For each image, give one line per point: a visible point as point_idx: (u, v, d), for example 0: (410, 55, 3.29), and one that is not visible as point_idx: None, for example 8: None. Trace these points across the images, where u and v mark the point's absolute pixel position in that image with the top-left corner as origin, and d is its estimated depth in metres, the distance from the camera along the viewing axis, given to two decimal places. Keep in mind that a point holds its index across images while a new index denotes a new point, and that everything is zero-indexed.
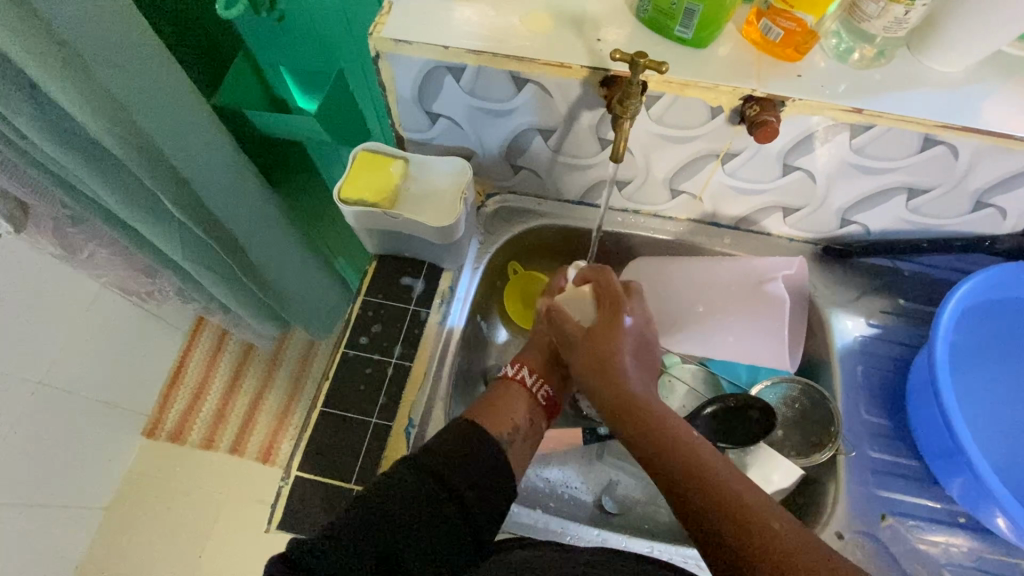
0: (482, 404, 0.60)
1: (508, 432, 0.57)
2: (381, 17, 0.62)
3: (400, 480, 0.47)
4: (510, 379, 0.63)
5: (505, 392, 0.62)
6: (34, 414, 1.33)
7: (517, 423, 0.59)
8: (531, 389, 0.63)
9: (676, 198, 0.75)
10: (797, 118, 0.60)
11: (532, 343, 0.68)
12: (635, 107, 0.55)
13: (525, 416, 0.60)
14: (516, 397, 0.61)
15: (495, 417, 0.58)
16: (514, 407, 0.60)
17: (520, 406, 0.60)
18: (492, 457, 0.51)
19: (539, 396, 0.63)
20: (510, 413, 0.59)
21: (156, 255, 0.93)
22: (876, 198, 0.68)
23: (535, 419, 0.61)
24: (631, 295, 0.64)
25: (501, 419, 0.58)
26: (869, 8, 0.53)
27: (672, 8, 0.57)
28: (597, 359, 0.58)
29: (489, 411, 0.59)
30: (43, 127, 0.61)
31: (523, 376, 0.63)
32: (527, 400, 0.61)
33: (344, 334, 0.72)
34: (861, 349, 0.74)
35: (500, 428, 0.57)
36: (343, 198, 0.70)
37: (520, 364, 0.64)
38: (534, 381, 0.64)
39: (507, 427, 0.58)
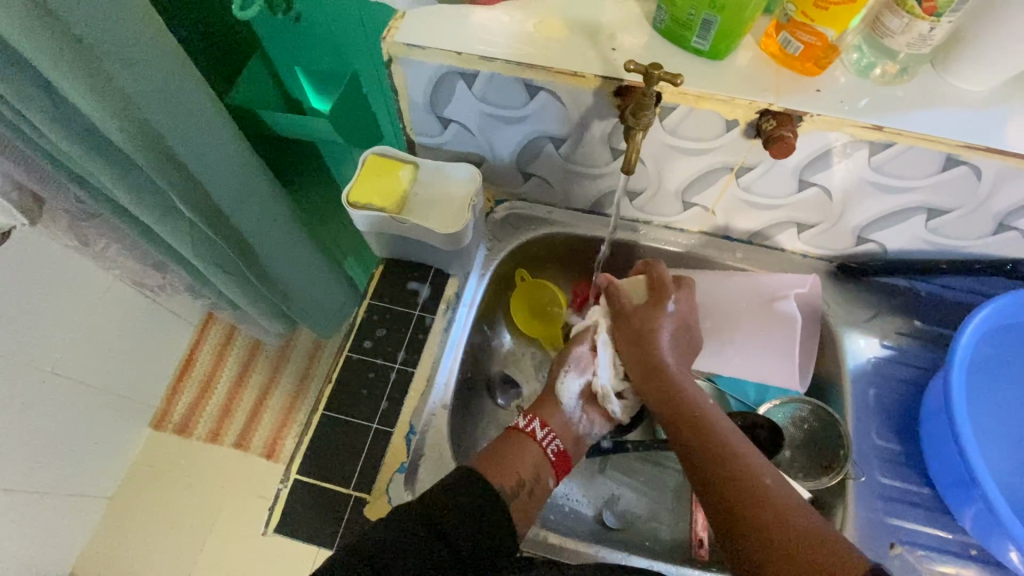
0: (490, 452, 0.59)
1: (513, 488, 0.56)
2: (395, 21, 0.62)
3: (400, 516, 0.51)
4: (519, 432, 0.62)
5: (516, 445, 0.60)
6: (43, 403, 1.35)
7: (522, 477, 0.58)
8: (540, 441, 0.61)
9: (689, 210, 0.74)
10: (814, 133, 0.58)
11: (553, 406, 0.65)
12: (648, 119, 0.54)
13: (530, 469, 0.59)
14: (524, 453, 0.59)
15: (500, 470, 0.57)
16: (522, 458, 0.59)
17: (526, 461, 0.59)
18: (481, 496, 0.54)
19: (546, 453, 0.61)
20: (513, 467, 0.58)
21: (167, 251, 0.94)
22: (894, 217, 0.66)
23: (541, 475, 0.59)
24: (679, 286, 0.67)
25: (507, 471, 0.57)
26: (892, 23, 0.52)
27: (689, 18, 0.56)
28: (636, 340, 0.64)
29: (498, 468, 0.57)
30: (55, 122, 0.61)
31: (532, 427, 0.62)
32: (535, 457, 0.60)
33: (348, 338, 0.72)
34: (874, 371, 0.72)
35: (505, 482, 0.56)
36: (352, 201, 0.70)
37: (531, 415, 0.63)
38: (544, 437, 0.62)
39: (511, 483, 0.57)
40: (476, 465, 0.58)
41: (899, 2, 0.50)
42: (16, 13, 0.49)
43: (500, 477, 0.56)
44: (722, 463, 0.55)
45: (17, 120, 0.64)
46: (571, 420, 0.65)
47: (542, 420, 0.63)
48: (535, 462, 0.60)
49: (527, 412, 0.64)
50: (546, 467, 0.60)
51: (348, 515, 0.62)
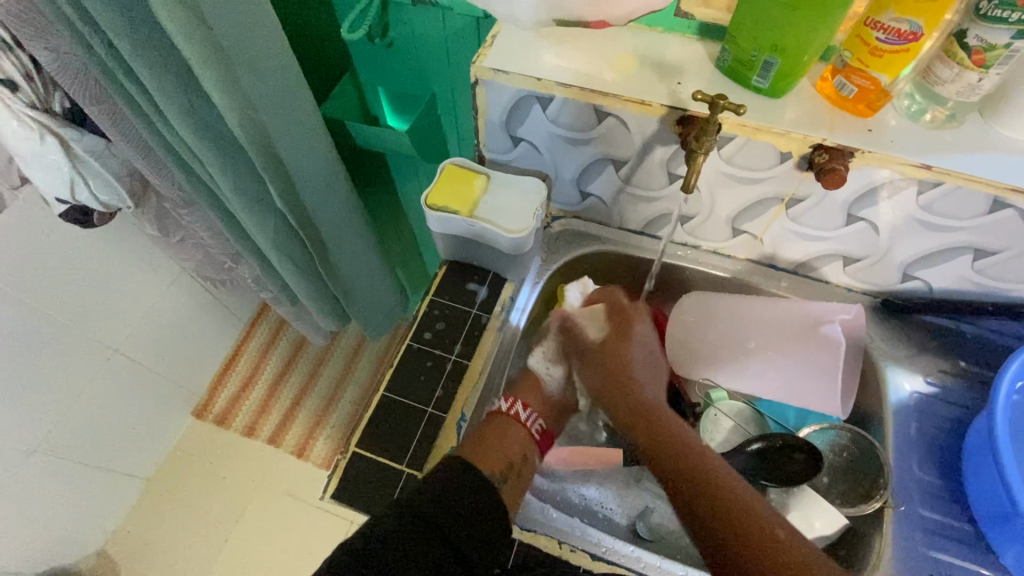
0: (477, 435, 0.63)
1: (499, 474, 0.59)
2: (484, 48, 0.70)
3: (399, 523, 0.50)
4: (504, 415, 0.66)
5: (500, 429, 0.64)
6: (104, 379, 1.44)
7: (511, 460, 0.61)
8: (526, 425, 0.66)
9: (737, 237, 0.78)
10: (865, 169, 0.63)
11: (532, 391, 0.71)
12: (710, 143, 0.59)
13: (518, 451, 0.63)
14: (504, 436, 0.64)
15: (485, 457, 0.60)
16: (504, 446, 0.63)
17: (510, 442, 0.63)
18: (481, 484, 0.56)
19: (530, 431, 0.65)
20: (499, 450, 0.62)
21: (246, 242, 1.03)
22: (940, 256, 0.69)
23: (528, 456, 0.64)
24: (639, 311, 0.73)
25: (495, 452, 0.61)
26: (942, 73, 0.57)
27: (751, 59, 0.62)
28: (609, 376, 0.68)
29: (489, 449, 0.61)
30: (185, 114, 0.70)
31: (517, 411, 0.66)
32: (518, 437, 0.64)
33: (410, 330, 0.78)
34: (917, 407, 0.73)
35: (491, 465, 0.59)
36: (429, 203, 0.77)
37: (515, 399, 0.67)
38: (524, 416, 0.66)
39: (500, 468, 0.60)
40: (465, 450, 0.61)
41: (949, 54, 0.55)
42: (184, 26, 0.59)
43: (487, 460, 0.60)
44: (710, 489, 0.57)
45: (150, 110, 0.73)
46: (549, 398, 0.71)
47: (522, 401, 0.67)
48: (517, 441, 0.64)
49: (508, 396, 0.68)
50: (531, 445, 0.65)
51: (400, 490, 0.66)
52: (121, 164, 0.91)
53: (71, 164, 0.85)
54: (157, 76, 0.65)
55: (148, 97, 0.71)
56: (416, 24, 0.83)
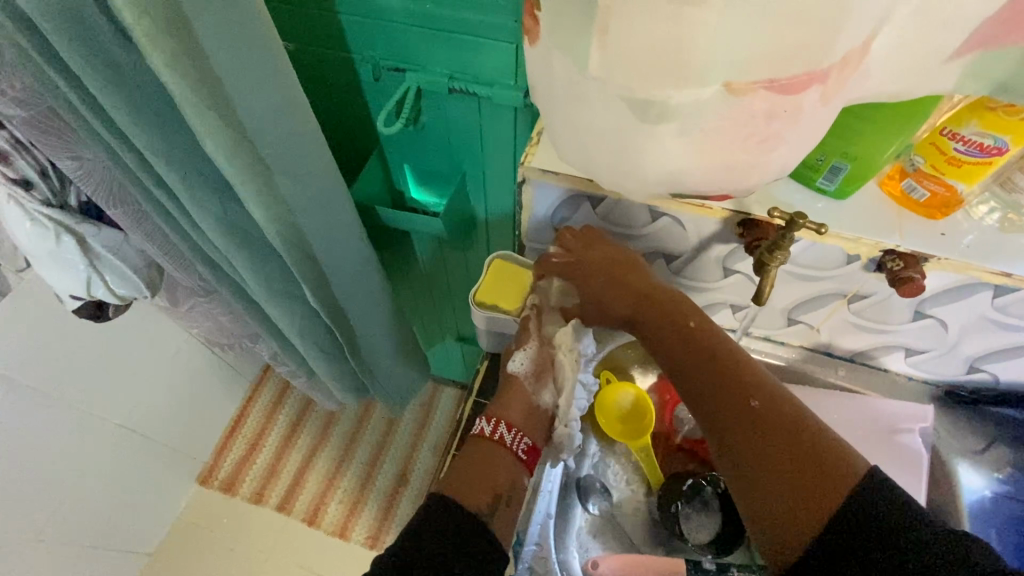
0: (457, 467, 0.65)
1: (486, 509, 0.62)
2: (531, 147, 0.67)
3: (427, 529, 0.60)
4: (490, 440, 0.67)
5: (486, 455, 0.66)
6: (110, 457, 1.37)
7: (498, 491, 0.64)
8: (509, 447, 0.67)
9: (792, 326, 0.75)
10: (939, 274, 0.60)
11: (514, 403, 0.70)
12: (783, 257, 0.56)
13: (506, 480, 0.65)
14: (482, 459, 0.66)
15: (467, 493, 0.63)
16: (487, 472, 0.65)
17: (492, 469, 0.65)
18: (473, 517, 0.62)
19: (512, 449, 0.67)
20: (482, 480, 0.64)
21: (267, 326, 0.98)
22: (1011, 352, 0.66)
23: (516, 478, 0.66)
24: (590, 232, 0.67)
25: (482, 483, 0.64)
26: (1023, 182, 0.54)
27: (817, 162, 0.59)
28: (611, 280, 0.66)
29: (474, 484, 0.64)
30: (219, 223, 0.67)
31: (501, 434, 0.67)
32: (500, 457, 0.66)
33: (454, 437, 0.74)
34: (992, 508, 0.70)
35: (477, 498, 0.62)
36: (478, 300, 0.74)
37: (495, 420, 0.68)
38: (500, 432, 0.67)
39: (488, 500, 0.63)
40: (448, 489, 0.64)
41: None
42: (229, 148, 0.56)
43: (472, 498, 0.62)
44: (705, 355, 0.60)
45: (180, 216, 0.69)
46: (534, 408, 0.71)
47: (503, 421, 0.68)
48: (498, 464, 0.66)
49: (485, 415, 0.70)
50: (519, 467, 0.67)
51: None
52: (139, 256, 0.87)
53: (87, 262, 0.80)
54: (194, 189, 0.62)
55: (180, 206, 0.68)
56: (451, 109, 0.80)
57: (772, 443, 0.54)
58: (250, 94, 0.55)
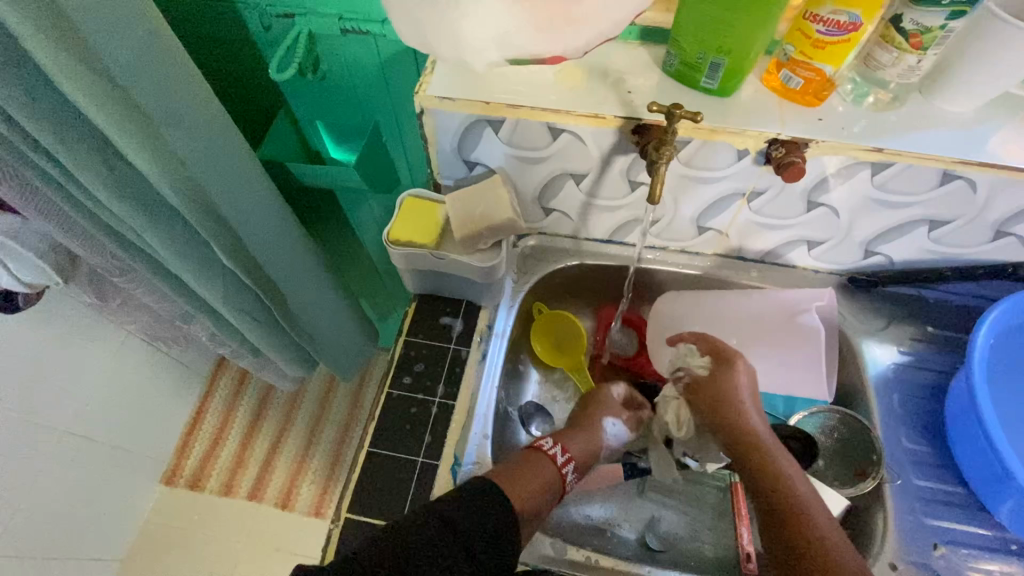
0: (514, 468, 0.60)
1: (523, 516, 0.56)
2: (425, 76, 0.66)
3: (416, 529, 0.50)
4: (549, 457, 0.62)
5: (541, 467, 0.61)
6: (59, 464, 1.32)
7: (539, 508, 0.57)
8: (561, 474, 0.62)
9: (703, 234, 0.78)
10: (822, 158, 0.63)
11: (581, 443, 0.67)
12: (672, 152, 0.58)
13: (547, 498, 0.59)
14: (536, 466, 0.60)
15: (517, 484, 0.57)
16: (536, 481, 0.59)
17: (538, 478, 0.59)
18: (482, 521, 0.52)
19: (565, 481, 0.62)
20: (525, 483, 0.58)
21: (195, 301, 0.95)
22: (899, 230, 0.70)
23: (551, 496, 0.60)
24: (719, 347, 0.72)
25: (526, 489, 0.57)
26: (882, 58, 0.58)
27: (698, 61, 0.61)
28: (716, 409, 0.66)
29: (522, 482, 0.58)
30: (108, 183, 0.65)
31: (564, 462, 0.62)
32: (552, 473, 0.61)
33: (387, 375, 0.75)
34: (895, 377, 0.74)
35: (519, 496, 0.56)
36: (393, 239, 0.74)
37: (567, 455, 0.64)
38: (564, 460, 0.63)
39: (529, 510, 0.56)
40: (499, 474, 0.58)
41: (887, 39, 0.56)
42: (99, 97, 0.54)
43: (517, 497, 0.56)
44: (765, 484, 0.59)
45: (66, 181, 0.66)
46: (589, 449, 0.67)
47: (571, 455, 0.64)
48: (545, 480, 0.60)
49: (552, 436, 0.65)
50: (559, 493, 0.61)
51: None
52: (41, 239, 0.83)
53: None
54: (72, 147, 0.60)
55: (63, 169, 0.65)
56: (349, 54, 0.79)
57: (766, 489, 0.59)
58: (110, 36, 0.53)
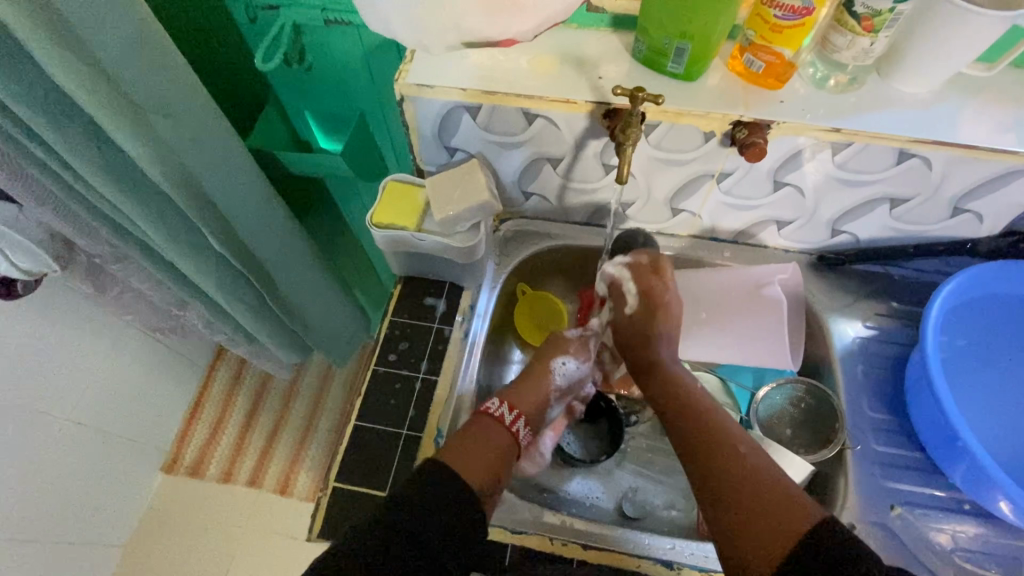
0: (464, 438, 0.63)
1: (486, 487, 0.60)
2: (404, 64, 0.69)
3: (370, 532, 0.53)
4: (493, 419, 0.66)
5: (486, 428, 0.65)
6: (62, 451, 1.36)
7: (497, 472, 0.62)
8: (508, 426, 0.66)
9: (678, 216, 0.81)
10: (784, 138, 0.66)
11: (527, 391, 0.71)
12: (637, 134, 0.61)
13: (497, 448, 0.64)
14: (492, 433, 0.64)
15: (473, 467, 0.60)
16: (489, 449, 0.63)
17: (492, 443, 0.63)
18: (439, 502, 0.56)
19: (517, 437, 0.66)
20: (480, 453, 0.62)
21: (190, 287, 0.99)
22: (862, 208, 0.73)
23: (509, 451, 0.65)
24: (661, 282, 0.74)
25: (473, 462, 0.60)
26: (838, 41, 0.61)
27: (664, 47, 0.64)
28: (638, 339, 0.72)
29: (469, 453, 0.61)
30: (101, 171, 0.68)
31: (503, 413, 0.67)
32: (500, 435, 0.65)
33: (374, 353, 0.78)
34: (861, 350, 0.77)
35: (478, 475, 0.60)
36: (375, 223, 0.78)
37: (516, 412, 0.68)
38: (512, 419, 0.67)
39: (488, 479, 0.60)
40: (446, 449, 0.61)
41: (841, 23, 0.59)
42: (89, 87, 0.57)
43: (470, 471, 0.60)
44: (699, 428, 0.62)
45: (61, 169, 0.69)
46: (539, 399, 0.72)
47: (522, 415, 0.68)
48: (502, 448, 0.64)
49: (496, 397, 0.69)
50: (514, 449, 0.65)
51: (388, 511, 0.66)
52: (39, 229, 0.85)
53: None
54: (65, 136, 0.63)
55: (58, 158, 0.68)
56: (332, 44, 0.81)
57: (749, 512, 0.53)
58: (100, 25, 0.55)
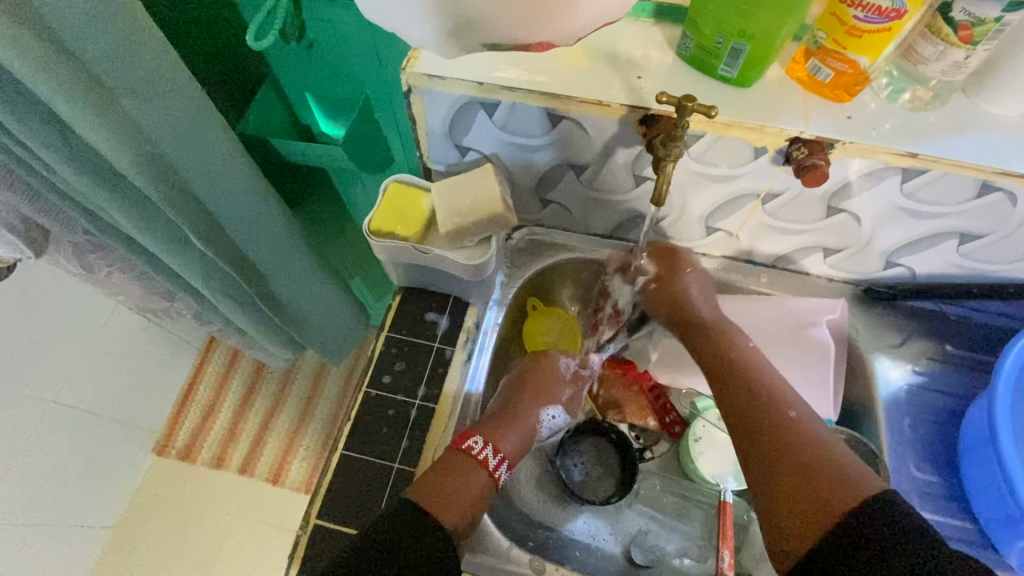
0: (438, 475, 0.58)
1: (458, 528, 0.56)
2: (414, 50, 0.60)
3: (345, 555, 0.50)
4: (473, 458, 0.60)
5: (464, 470, 0.59)
6: (45, 435, 1.31)
7: (469, 511, 0.57)
8: (490, 471, 0.60)
9: (711, 235, 0.72)
10: (848, 160, 0.57)
11: (512, 433, 0.64)
12: (679, 150, 0.53)
13: (472, 497, 0.57)
14: (472, 477, 0.58)
15: (449, 508, 0.55)
16: (467, 491, 0.57)
17: (469, 488, 0.58)
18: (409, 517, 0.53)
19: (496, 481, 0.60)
20: (456, 496, 0.57)
21: (174, 279, 0.91)
22: (925, 242, 0.64)
23: (484, 497, 0.58)
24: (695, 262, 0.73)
25: (448, 503, 0.56)
26: (926, 51, 0.51)
27: (716, 46, 0.55)
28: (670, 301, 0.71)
29: (443, 494, 0.56)
30: (64, 155, 0.60)
31: (486, 456, 0.60)
32: (482, 480, 0.59)
33: (366, 372, 0.71)
34: (907, 398, 0.70)
35: (452, 520, 0.55)
36: (374, 229, 0.70)
37: (500, 456, 0.61)
38: (496, 463, 0.61)
39: (459, 519, 0.56)
40: (420, 489, 0.57)
41: (933, 30, 0.50)
42: (48, 66, 0.51)
43: (448, 514, 0.55)
44: (731, 371, 0.62)
45: (22, 152, 0.62)
46: (520, 441, 0.65)
47: (506, 460, 0.62)
48: (479, 491, 0.58)
49: (480, 434, 0.62)
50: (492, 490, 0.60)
51: None
52: None
53: None
54: (23, 118, 0.56)
55: (19, 141, 0.60)
56: (335, 21, 0.72)
57: (804, 488, 0.50)
58: None
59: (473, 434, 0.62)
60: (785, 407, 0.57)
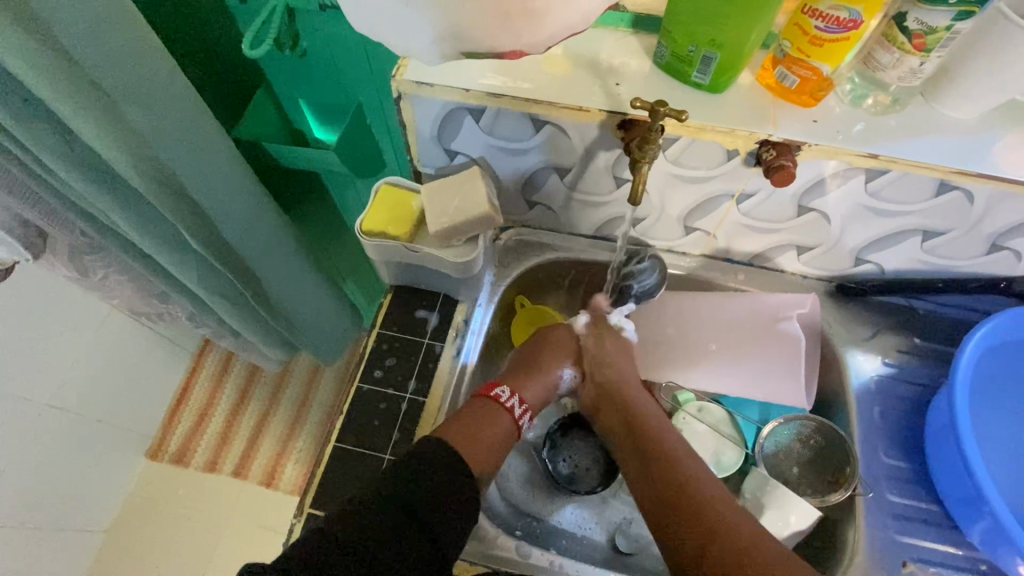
0: (467, 422, 0.63)
1: (488, 472, 0.61)
2: (403, 59, 0.63)
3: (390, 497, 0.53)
4: (499, 405, 0.66)
5: (492, 416, 0.64)
6: (39, 438, 1.32)
7: (498, 459, 0.62)
8: (515, 418, 0.66)
9: (691, 234, 0.75)
10: (814, 162, 0.60)
11: (534, 380, 0.70)
12: (653, 152, 0.56)
13: (501, 440, 0.63)
14: (498, 424, 0.64)
15: (481, 453, 0.60)
16: (494, 434, 0.63)
17: (498, 432, 0.64)
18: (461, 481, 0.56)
19: (519, 428, 0.66)
20: (486, 438, 0.62)
21: (170, 281, 0.93)
22: (891, 239, 0.68)
23: (509, 441, 0.65)
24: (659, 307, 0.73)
25: (478, 450, 0.61)
26: (883, 58, 0.55)
27: (689, 54, 0.58)
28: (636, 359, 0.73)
29: (473, 443, 0.61)
30: (65, 158, 0.62)
31: (511, 403, 0.66)
32: (508, 426, 0.65)
33: (359, 367, 0.73)
34: (878, 389, 0.73)
35: (483, 464, 0.60)
36: (365, 229, 0.73)
37: (523, 405, 0.68)
38: (519, 413, 0.67)
39: (489, 464, 0.61)
40: (450, 434, 0.61)
41: (889, 38, 0.53)
42: (48, 70, 0.52)
43: (479, 459, 0.60)
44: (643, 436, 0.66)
45: (23, 156, 0.64)
46: (544, 386, 0.71)
47: (528, 407, 0.68)
48: (504, 434, 0.64)
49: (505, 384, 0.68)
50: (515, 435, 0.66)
51: None
52: None
53: None
54: (24, 119, 0.58)
55: (21, 145, 0.62)
56: (329, 30, 0.75)
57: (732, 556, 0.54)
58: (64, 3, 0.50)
59: (498, 385, 0.68)
60: (704, 482, 0.60)
